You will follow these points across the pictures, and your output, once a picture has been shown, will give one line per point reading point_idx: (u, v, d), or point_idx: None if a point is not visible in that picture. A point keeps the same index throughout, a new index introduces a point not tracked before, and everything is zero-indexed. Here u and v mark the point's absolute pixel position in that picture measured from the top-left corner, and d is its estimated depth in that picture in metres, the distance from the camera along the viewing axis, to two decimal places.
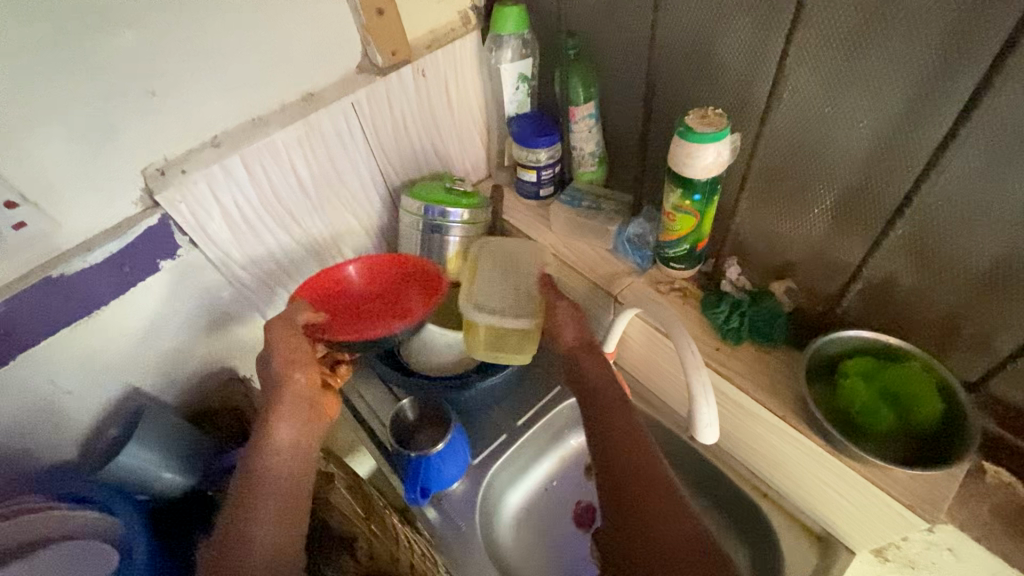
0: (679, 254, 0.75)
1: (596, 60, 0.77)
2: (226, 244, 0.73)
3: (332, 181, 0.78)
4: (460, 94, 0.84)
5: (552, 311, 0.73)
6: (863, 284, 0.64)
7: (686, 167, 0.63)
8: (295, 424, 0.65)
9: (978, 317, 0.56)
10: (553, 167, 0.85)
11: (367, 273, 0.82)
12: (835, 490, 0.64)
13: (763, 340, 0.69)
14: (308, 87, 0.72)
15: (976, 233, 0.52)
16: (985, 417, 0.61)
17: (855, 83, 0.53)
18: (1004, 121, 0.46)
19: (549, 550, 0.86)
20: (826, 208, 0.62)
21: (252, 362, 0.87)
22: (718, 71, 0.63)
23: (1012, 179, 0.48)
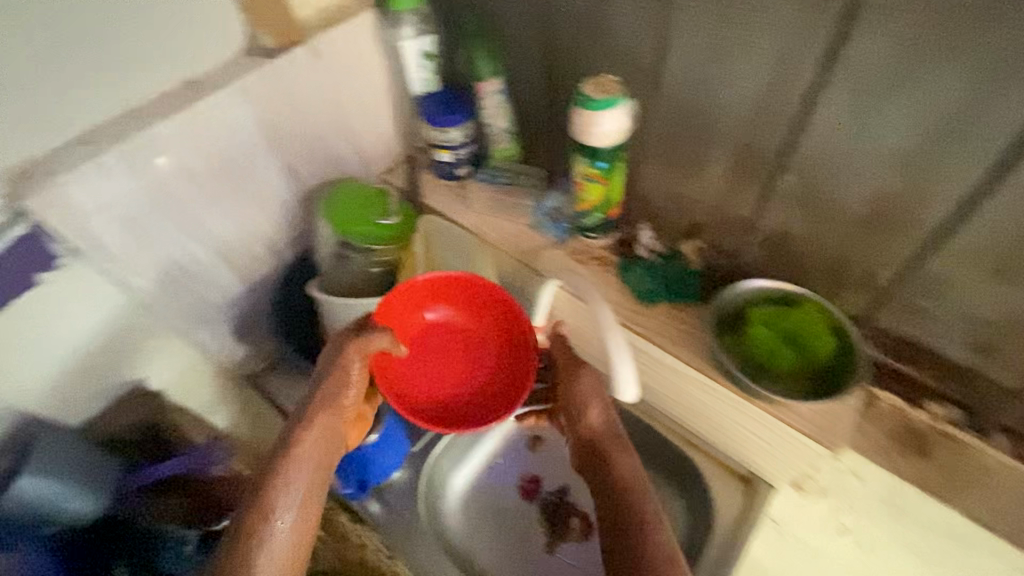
0: (593, 224, 0.77)
1: (496, 34, 0.76)
2: (116, 252, 0.67)
3: (231, 176, 0.73)
4: (362, 76, 0.80)
5: (573, 382, 0.69)
6: (762, 236, 0.68)
7: (586, 136, 0.64)
8: (315, 458, 0.61)
9: (863, 257, 0.61)
10: (468, 147, 0.83)
11: (438, 296, 0.73)
12: (751, 432, 0.69)
13: (675, 298, 0.73)
14: (188, 74, 0.67)
15: (851, 179, 0.56)
16: (873, 348, 0.66)
17: (735, 43, 0.55)
18: (861, 71, 0.50)
19: (498, 526, 0.85)
20: (723, 166, 0.65)
21: (163, 374, 0.83)
22: (608, 38, 0.64)
23: (875, 125, 0.52)
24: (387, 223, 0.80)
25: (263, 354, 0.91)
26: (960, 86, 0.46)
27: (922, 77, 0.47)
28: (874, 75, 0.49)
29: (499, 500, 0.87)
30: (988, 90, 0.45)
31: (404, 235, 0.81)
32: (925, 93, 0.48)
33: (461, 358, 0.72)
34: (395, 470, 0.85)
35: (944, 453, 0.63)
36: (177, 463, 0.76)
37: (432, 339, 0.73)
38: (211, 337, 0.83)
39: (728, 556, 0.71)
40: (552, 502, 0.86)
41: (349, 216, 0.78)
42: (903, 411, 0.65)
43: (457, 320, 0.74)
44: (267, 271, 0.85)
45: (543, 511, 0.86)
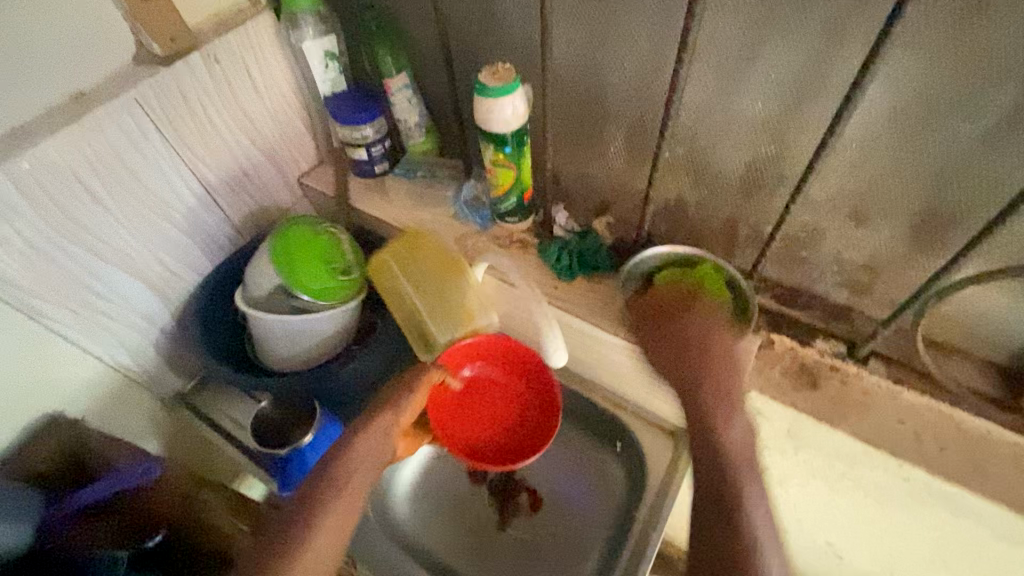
0: (507, 209, 0.79)
1: (397, 31, 0.78)
2: (12, 275, 0.64)
3: (135, 189, 0.71)
4: (268, 79, 0.80)
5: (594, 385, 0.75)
6: (661, 206, 0.73)
7: (489, 123, 0.67)
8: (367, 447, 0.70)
9: (748, 216, 0.67)
10: (382, 144, 0.85)
11: (490, 355, 0.78)
12: (669, 387, 0.74)
13: (591, 271, 0.77)
14: (74, 87, 0.65)
15: (729, 146, 0.62)
16: (767, 297, 0.73)
17: (613, 26, 0.59)
18: (716, 45, 0.55)
19: (449, 510, 0.88)
20: (619, 143, 0.70)
21: (81, 401, 0.79)
22: (502, 29, 0.68)
23: (737, 93, 0.57)
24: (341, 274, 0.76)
25: (188, 370, 0.89)
26: (799, 52, 0.52)
27: (767, 48, 0.53)
28: (727, 49, 0.55)
29: (448, 485, 0.90)
30: (821, 55, 0.51)
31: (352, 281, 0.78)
32: (772, 62, 0.54)
33: (499, 413, 0.78)
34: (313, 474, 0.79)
35: (833, 384, 0.68)
36: (110, 486, 0.70)
37: (477, 393, 0.79)
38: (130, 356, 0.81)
39: (660, 504, 0.77)
40: (500, 483, 0.88)
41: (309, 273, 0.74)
42: (797, 350, 0.70)
43: (494, 374, 0.78)
44: (186, 284, 0.83)
45: (492, 492, 0.88)
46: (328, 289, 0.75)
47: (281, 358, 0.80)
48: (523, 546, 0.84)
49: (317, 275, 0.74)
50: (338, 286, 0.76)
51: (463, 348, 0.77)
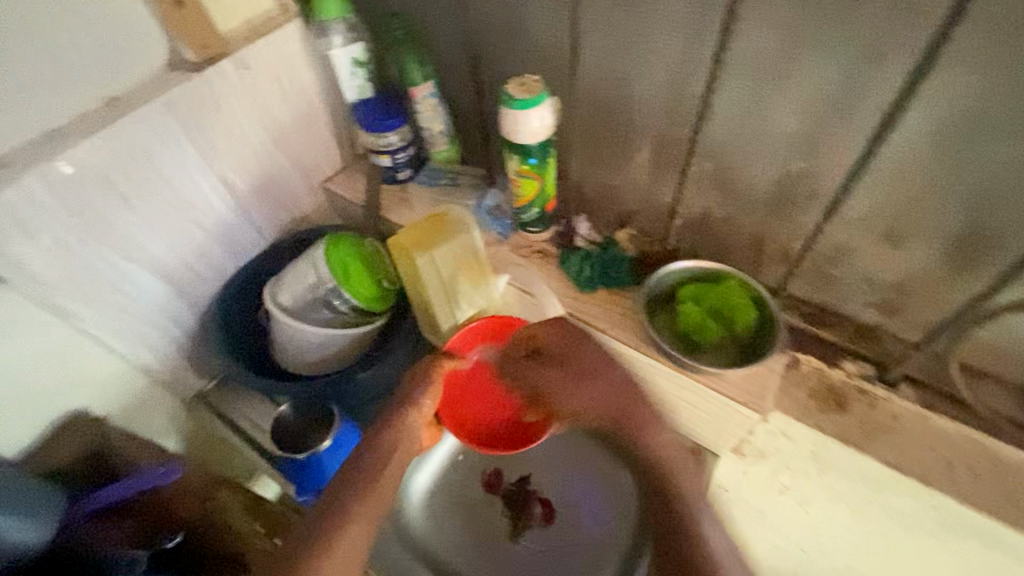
0: (531, 218, 0.79)
1: (425, 39, 0.78)
2: (44, 275, 0.65)
3: (163, 192, 0.72)
4: (295, 86, 0.81)
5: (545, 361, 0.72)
6: (686, 219, 0.72)
7: (515, 133, 0.67)
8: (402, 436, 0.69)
9: (776, 232, 0.66)
10: (406, 151, 0.86)
11: (493, 334, 0.74)
12: (690, 403, 0.73)
13: (613, 283, 0.76)
14: (109, 92, 0.66)
15: (758, 161, 0.61)
16: (793, 315, 0.72)
17: (644, 39, 0.59)
18: (750, 60, 0.54)
19: (464, 518, 0.87)
20: (645, 155, 0.69)
21: (104, 399, 0.80)
22: (530, 40, 0.67)
23: (770, 109, 0.56)
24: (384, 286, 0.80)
25: (208, 371, 0.90)
26: (836, 68, 0.51)
27: (803, 64, 0.52)
28: (761, 64, 0.54)
29: (463, 492, 0.89)
30: (859, 72, 0.50)
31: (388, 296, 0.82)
32: (808, 78, 0.52)
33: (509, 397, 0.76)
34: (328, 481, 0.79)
35: (861, 407, 0.67)
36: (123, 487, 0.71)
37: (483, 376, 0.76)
38: (153, 356, 0.82)
39: None
40: (514, 493, 0.87)
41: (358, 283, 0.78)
42: (825, 372, 0.69)
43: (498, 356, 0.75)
44: (210, 285, 0.84)
45: (506, 502, 0.87)
46: (379, 297, 0.80)
47: (303, 362, 0.82)
48: (538, 558, 0.83)
49: (362, 278, 0.78)
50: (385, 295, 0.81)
51: (472, 330, 0.73)
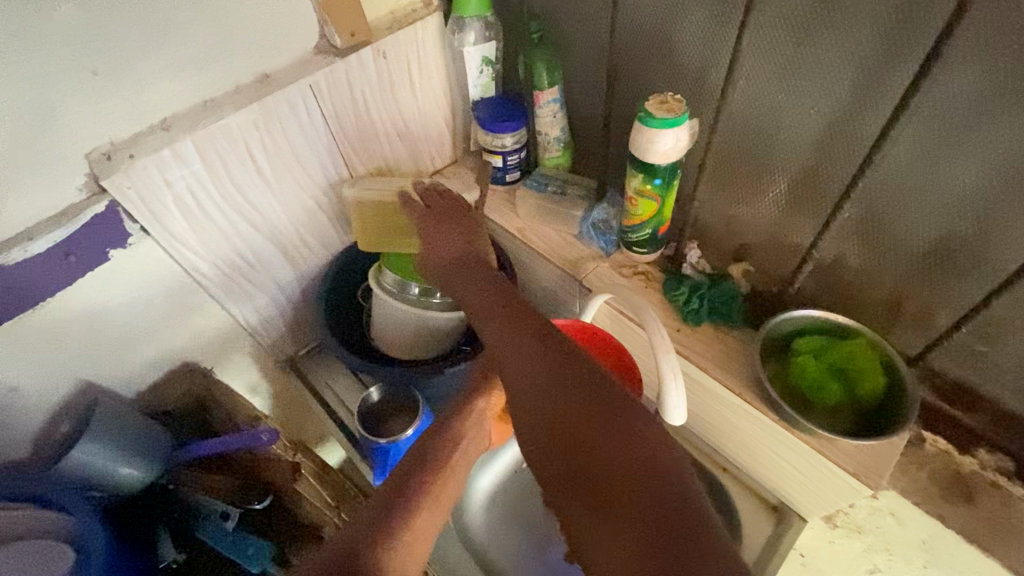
0: (641, 238, 0.76)
1: (559, 45, 0.77)
2: (184, 235, 0.70)
3: (292, 168, 0.75)
4: (425, 79, 0.82)
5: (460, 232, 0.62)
6: (815, 264, 0.67)
7: (646, 152, 0.64)
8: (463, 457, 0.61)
9: (921, 295, 0.59)
10: (519, 153, 0.85)
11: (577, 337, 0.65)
12: (790, 464, 0.67)
13: (720, 319, 0.72)
14: (263, 69, 0.70)
15: (917, 214, 0.55)
16: (925, 389, 0.65)
17: (808, 70, 0.55)
18: (935, 108, 0.49)
19: (522, 530, 0.86)
20: (781, 192, 0.64)
21: (212, 353, 0.85)
22: (677, 59, 0.65)
23: (945, 162, 0.51)
24: None
25: (301, 340, 0.94)
26: None
27: (1003, 119, 0.46)
28: (950, 111, 0.49)
29: (525, 504, 0.88)
30: None
31: None
32: (1005, 136, 0.47)
33: None
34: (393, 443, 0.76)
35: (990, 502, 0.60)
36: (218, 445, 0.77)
37: None
38: (257, 319, 0.86)
39: None
40: None
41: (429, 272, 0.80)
42: (951, 456, 0.64)
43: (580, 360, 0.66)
44: (316, 262, 0.88)
45: None
46: None
47: (395, 348, 0.84)
48: None
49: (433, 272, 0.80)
50: None
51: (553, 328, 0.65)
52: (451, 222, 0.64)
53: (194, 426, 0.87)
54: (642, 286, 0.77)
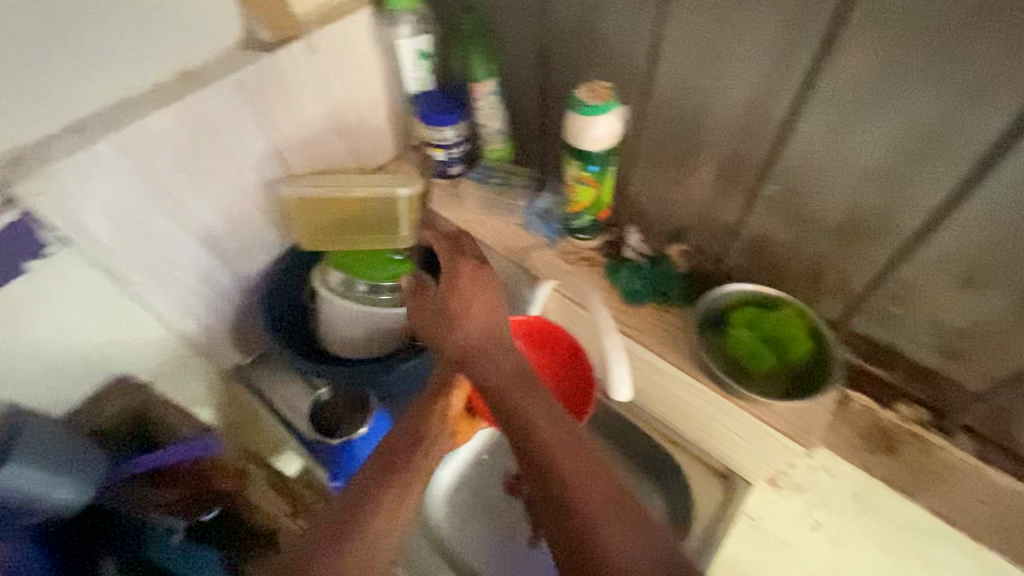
0: (584, 225, 0.78)
1: (493, 36, 0.77)
2: (109, 243, 0.67)
3: (224, 169, 0.73)
4: (360, 74, 0.80)
5: (478, 279, 0.65)
6: (746, 241, 0.70)
7: (579, 139, 0.66)
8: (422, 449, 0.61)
9: (840, 264, 0.64)
10: (461, 146, 0.85)
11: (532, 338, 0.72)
12: (731, 431, 0.71)
13: (660, 298, 0.75)
14: (184, 66, 0.67)
15: (831, 189, 0.59)
16: (848, 351, 0.69)
17: (725, 55, 0.58)
18: (840, 86, 0.52)
19: (484, 519, 0.87)
20: (710, 173, 0.67)
21: (149, 366, 0.82)
22: (606, 47, 0.67)
23: (853, 138, 0.54)
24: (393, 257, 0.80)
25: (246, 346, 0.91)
26: (935, 103, 0.48)
27: (898, 97, 0.50)
28: (854, 88, 0.52)
29: (486, 494, 0.88)
30: (955, 109, 0.48)
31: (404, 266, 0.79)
32: (901, 112, 0.51)
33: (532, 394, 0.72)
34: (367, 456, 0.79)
35: (912, 451, 0.66)
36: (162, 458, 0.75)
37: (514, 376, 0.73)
38: (197, 328, 0.83)
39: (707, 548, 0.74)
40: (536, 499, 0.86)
41: (371, 264, 0.79)
42: (874, 411, 0.69)
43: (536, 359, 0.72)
44: (258, 265, 0.85)
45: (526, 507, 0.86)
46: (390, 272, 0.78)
47: (344, 349, 0.82)
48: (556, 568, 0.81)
49: (375, 263, 0.79)
50: (395, 267, 0.79)
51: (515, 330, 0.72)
52: (480, 276, 0.66)
53: (133, 439, 0.83)
54: (586, 271, 0.79)
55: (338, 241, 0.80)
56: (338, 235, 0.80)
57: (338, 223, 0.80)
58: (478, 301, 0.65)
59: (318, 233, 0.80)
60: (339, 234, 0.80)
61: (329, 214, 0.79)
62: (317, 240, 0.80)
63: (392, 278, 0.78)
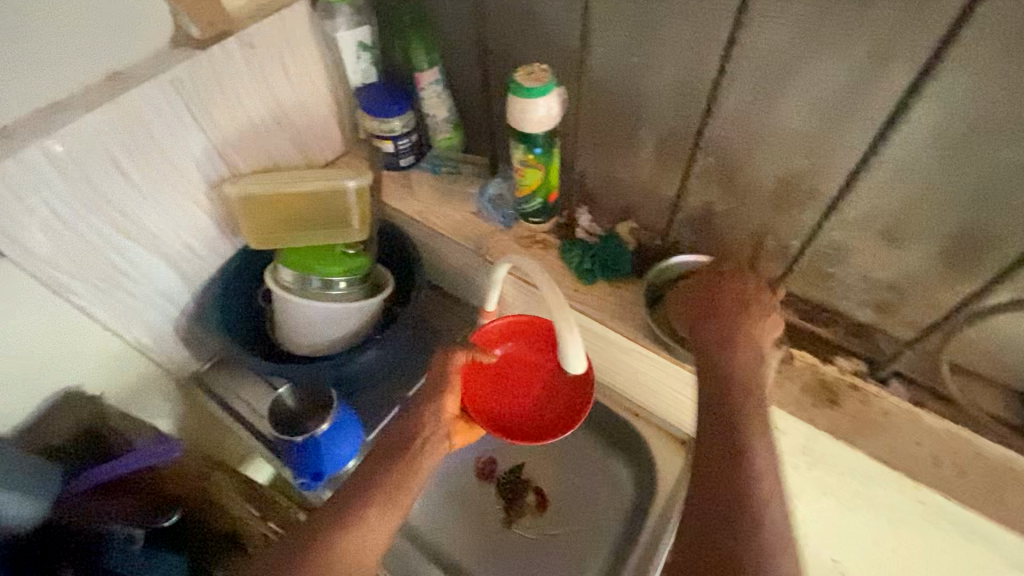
0: (533, 210, 0.80)
1: (432, 25, 0.78)
2: (46, 251, 0.65)
3: (165, 171, 0.71)
4: (301, 68, 0.79)
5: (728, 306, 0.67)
6: (689, 213, 0.73)
7: (521, 122, 0.67)
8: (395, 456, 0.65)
9: (777, 229, 0.67)
10: (409, 137, 0.85)
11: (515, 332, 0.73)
12: (686, 396, 0.74)
13: (612, 275, 0.76)
14: (112, 66, 0.65)
15: (762, 157, 0.62)
16: (791, 313, 0.73)
17: (652, 32, 0.60)
18: (757, 56, 0.55)
19: (458, 506, 0.87)
20: (650, 149, 0.70)
21: (101, 378, 0.80)
22: (539, 30, 0.69)
23: (775, 108, 0.57)
24: (346, 250, 0.78)
25: (204, 352, 0.90)
26: (845, 66, 0.51)
27: (813, 63, 0.53)
28: (773, 57, 0.54)
29: (458, 481, 0.89)
30: (866, 72, 0.51)
31: (357, 258, 0.77)
32: (818, 78, 0.53)
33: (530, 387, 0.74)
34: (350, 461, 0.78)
35: (854, 402, 0.68)
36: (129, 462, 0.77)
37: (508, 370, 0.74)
38: (149, 336, 0.82)
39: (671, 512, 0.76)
40: (508, 482, 0.87)
41: (323, 257, 0.77)
42: (818, 367, 0.70)
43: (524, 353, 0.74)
44: (209, 268, 0.84)
45: (499, 491, 0.87)
46: (344, 265, 0.76)
47: (299, 346, 0.81)
48: (531, 547, 0.82)
49: (328, 256, 0.77)
50: (349, 260, 0.77)
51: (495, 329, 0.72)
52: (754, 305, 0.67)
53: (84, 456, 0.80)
54: (540, 253, 0.80)
55: (290, 240, 0.80)
56: (290, 233, 0.80)
57: (291, 221, 0.80)
58: (719, 329, 0.67)
59: (268, 232, 0.80)
60: (292, 232, 0.80)
61: (281, 214, 0.79)
62: (269, 240, 0.80)
63: (345, 271, 0.76)
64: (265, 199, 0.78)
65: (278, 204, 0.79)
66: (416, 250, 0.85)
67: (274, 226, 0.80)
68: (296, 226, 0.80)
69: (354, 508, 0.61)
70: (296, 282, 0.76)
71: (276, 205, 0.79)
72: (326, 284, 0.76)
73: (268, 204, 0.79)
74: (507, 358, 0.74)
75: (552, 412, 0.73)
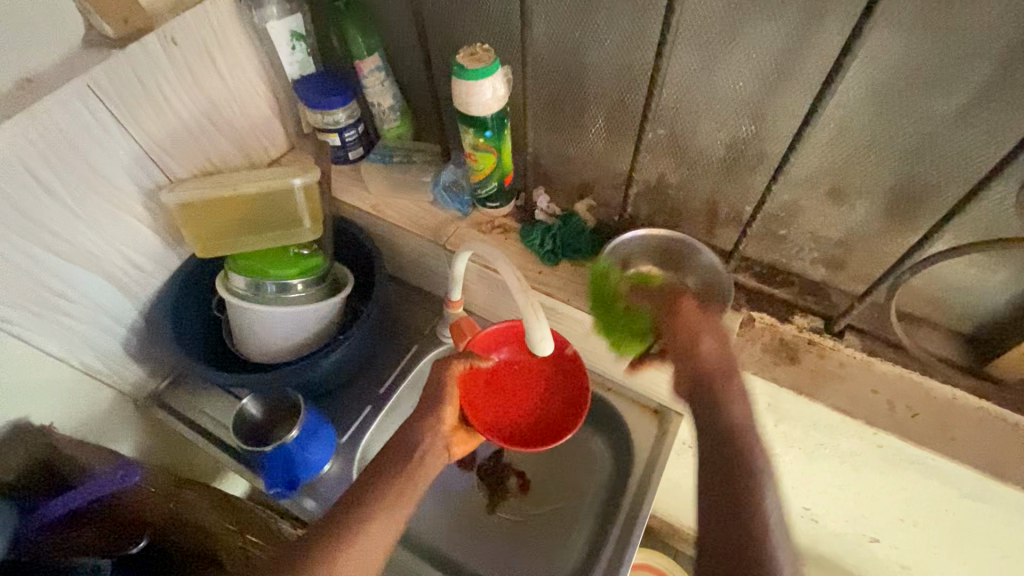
0: (490, 193, 0.78)
1: (368, 10, 0.75)
2: None
3: (93, 183, 0.67)
4: (233, 64, 0.75)
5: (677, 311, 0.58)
6: (645, 186, 0.73)
7: (468, 105, 0.65)
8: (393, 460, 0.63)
9: (729, 194, 0.68)
10: (355, 128, 0.82)
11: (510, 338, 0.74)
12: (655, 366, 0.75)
13: (575, 254, 0.76)
14: (20, 72, 0.60)
15: (710, 125, 0.62)
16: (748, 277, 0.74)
17: (592, 5, 0.59)
18: (696, 22, 0.55)
19: (441, 498, 0.87)
20: (600, 125, 0.69)
21: (50, 407, 0.76)
22: (479, 9, 0.67)
23: (719, 74, 0.57)
24: (300, 254, 0.75)
25: (161, 369, 0.86)
26: (784, 28, 0.52)
27: (752, 27, 0.53)
28: (712, 22, 0.54)
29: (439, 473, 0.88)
30: (804, 33, 0.51)
31: (312, 262, 0.75)
32: (757, 41, 0.53)
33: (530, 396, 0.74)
34: (325, 463, 0.77)
35: (811, 358, 0.70)
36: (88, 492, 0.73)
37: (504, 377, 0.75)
38: (96, 357, 0.78)
39: (649, 479, 0.78)
40: (489, 468, 0.88)
41: (276, 261, 0.74)
42: (776, 328, 0.71)
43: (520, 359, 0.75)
44: (155, 282, 0.80)
45: (481, 477, 0.87)
46: (299, 269, 0.74)
47: (258, 353, 0.78)
48: (518, 529, 0.83)
49: (282, 261, 0.74)
50: (303, 264, 0.74)
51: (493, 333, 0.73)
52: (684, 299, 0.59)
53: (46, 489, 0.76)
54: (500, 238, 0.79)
55: (237, 245, 0.76)
56: (237, 239, 0.77)
57: (238, 227, 0.77)
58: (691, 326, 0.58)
59: (214, 239, 0.77)
60: (240, 237, 0.77)
61: (226, 218, 0.76)
62: (217, 247, 0.77)
63: (299, 274, 0.74)
64: (207, 205, 0.75)
65: (222, 208, 0.75)
66: (373, 245, 0.82)
67: (219, 232, 0.76)
68: (243, 232, 0.77)
69: (331, 512, 0.60)
70: (249, 289, 0.73)
71: (220, 210, 0.75)
72: (282, 291, 0.73)
73: (211, 209, 0.75)
74: (504, 363, 0.75)
75: (555, 418, 0.72)
